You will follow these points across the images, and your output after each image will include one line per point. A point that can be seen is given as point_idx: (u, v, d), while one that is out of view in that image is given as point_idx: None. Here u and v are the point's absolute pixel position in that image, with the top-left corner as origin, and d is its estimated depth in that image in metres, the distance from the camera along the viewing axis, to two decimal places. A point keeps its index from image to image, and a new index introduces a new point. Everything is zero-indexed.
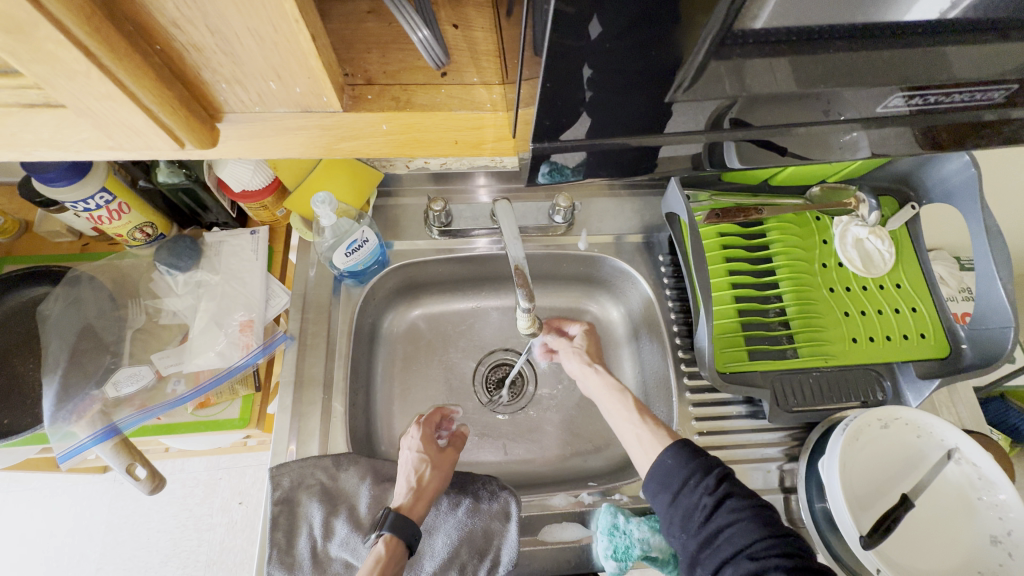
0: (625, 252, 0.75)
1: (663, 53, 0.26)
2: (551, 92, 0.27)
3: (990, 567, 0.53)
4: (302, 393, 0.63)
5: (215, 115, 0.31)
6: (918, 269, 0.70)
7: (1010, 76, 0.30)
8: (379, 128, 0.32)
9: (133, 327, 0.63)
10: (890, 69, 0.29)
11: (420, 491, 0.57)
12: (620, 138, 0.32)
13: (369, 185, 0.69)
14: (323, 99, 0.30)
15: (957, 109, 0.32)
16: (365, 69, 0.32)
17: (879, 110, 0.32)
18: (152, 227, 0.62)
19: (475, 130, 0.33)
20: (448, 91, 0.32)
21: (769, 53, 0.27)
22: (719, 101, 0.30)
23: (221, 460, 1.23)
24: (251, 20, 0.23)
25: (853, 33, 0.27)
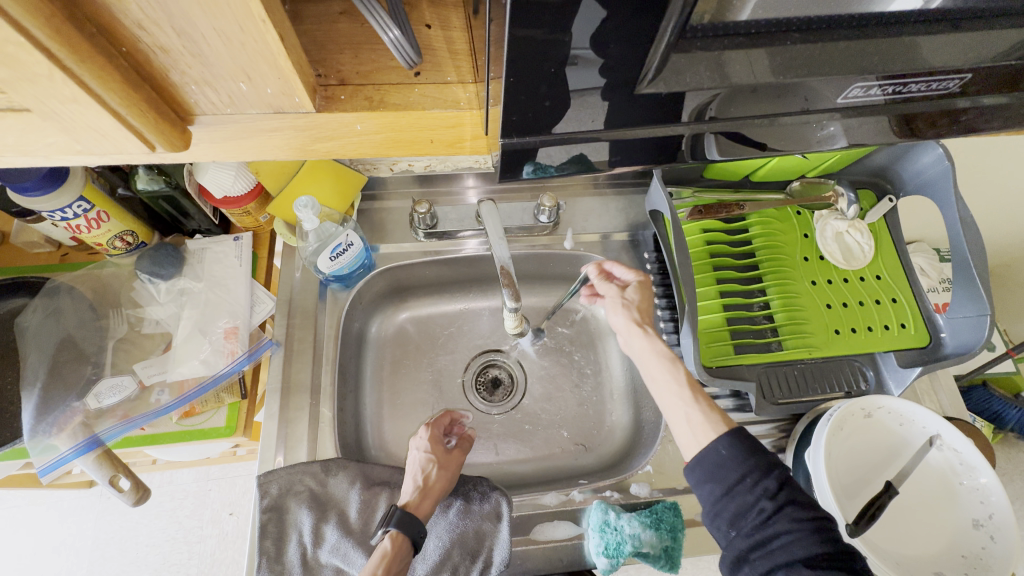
0: (610, 250, 0.75)
1: (628, 46, 0.26)
2: (517, 86, 0.28)
3: (973, 551, 0.53)
4: (289, 400, 0.63)
5: (186, 118, 0.31)
6: (896, 260, 0.71)
7: (964, 66, 0.30)
8: (354, 128, 0.32)
9: (114, 337, 0.62)
10: (858, 61, 0.29)
11: (428, 490, 0.57)
12: (593, 133, 0.32)
13: (353, 189, 0.69)
14: (296, 100, 0.30)
15: (916, 97, 0.33)
16: (338, 70, 0.32)
17: (840, 99, 0.32)
18: (132, 235, 0.61)
19: (450, 129, 0.33)
20: (421, 90, 0.32)
21: (731, 45, 0.27)
22: (687, 92, 0.30)
23: (210, 471, 1.21)
24: (217, 21, 0.23)
25: (812, 24, 0.28)
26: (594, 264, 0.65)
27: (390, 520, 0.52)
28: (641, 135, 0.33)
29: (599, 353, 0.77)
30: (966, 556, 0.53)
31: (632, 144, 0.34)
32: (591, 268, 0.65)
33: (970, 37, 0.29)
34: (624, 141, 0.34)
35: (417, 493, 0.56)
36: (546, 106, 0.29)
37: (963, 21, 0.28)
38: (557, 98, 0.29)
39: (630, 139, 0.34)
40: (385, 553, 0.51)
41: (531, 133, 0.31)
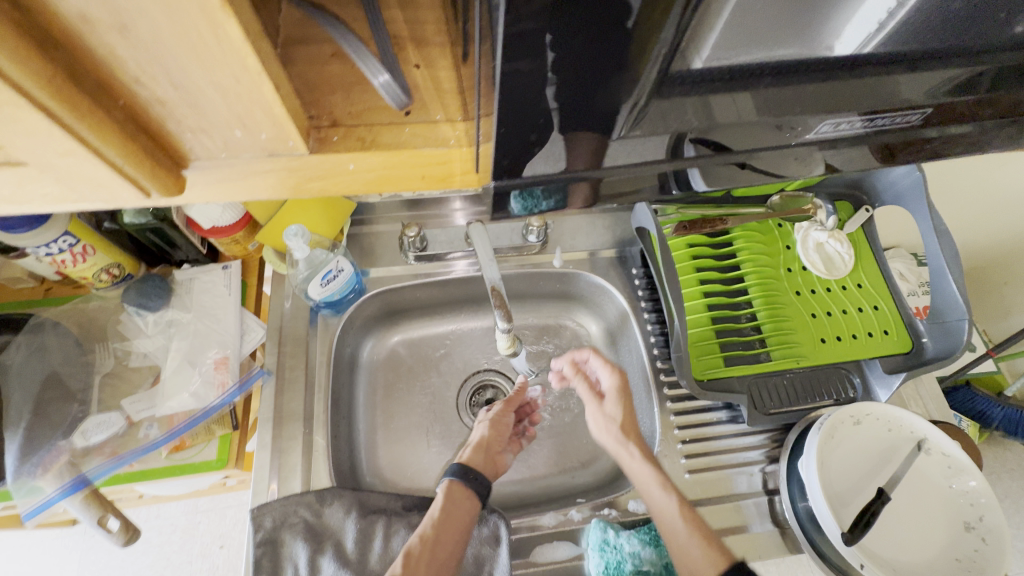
0: (599, 267, 0.77)
1: (612, 94, 0.27)
2: (506, 134, 0.29)
3: (967, 553, 0.54)
4: (281, 429, 0.62)
5: (181, 162, 0.31)
6: (877, 270, 0.73)
7: (929, 100, 0.32)
8: (347, 167, 0.32)
9: (101, 372, 0.61)
10: (827, 100, 0.31)
11: (483, 448, 0.65)
12: (580, 172, 0.33)
13: (342, 216, 0.69)
14: (289, 143, 0.30)
15: (883, 130, 0.35)
16: (331, 111, 0.32)
17: (811, 135, 0.34)
18: (119, 268, 0.61)
19: (440, 166, 0.33)
20: (412, 129, 0.32)
21: (705, 91, 0.29)
22: (668, 134, 0.31)
23: (199, 503, 1.18)
24: (213, 73, 0.24)
25: (781, 69, 0.29)
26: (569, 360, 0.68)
27: (447, 472, 0.60)
28: (624, 174, 0.34)
29: None
30: (961, 559, 0.54)
31: (619, 182, 0.35)
32: (567, 363, 0.68)
33: (925, 75, 0.31)
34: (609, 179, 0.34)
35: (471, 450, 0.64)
36: (535, 151, 0.30)
37: (920, 61, 0.30)
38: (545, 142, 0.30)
39: (614, 177, 0.34)
40: (441, 498, 0.57)
41: (516, 175, 0.32)
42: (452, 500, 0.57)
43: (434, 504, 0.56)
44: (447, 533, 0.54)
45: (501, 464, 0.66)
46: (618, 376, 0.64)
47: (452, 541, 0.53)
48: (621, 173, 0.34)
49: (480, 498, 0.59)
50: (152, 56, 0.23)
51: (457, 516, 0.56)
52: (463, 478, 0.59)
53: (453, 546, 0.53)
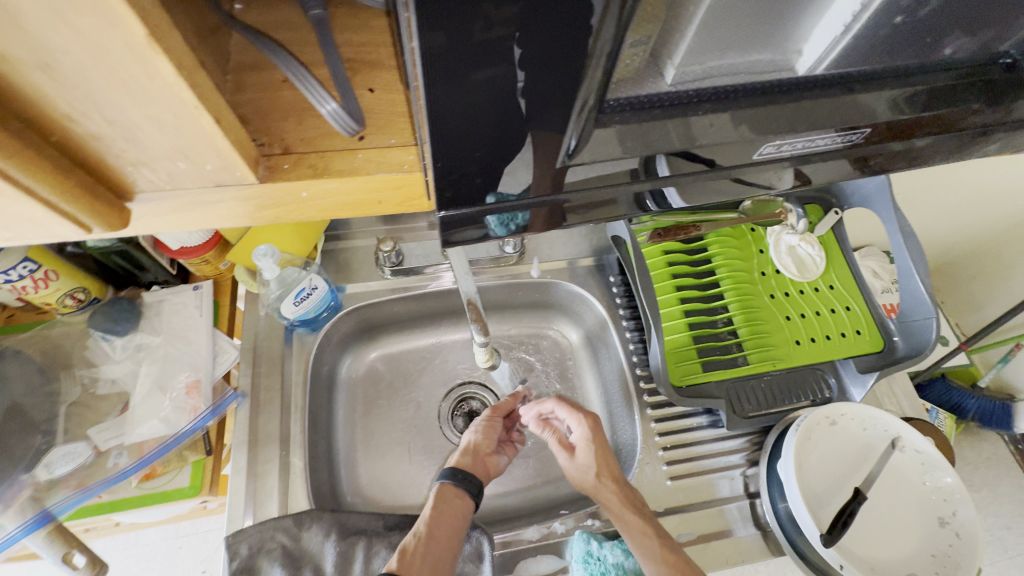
0: (577, 276, 0.77)
1: (551, 120, 0.27)
2: (446, 166, 0.29)
3: (943, 549, 0.55)
4: (256, 453, 0.61)
5: (126, 195, 0.30)
6: (847, 271, 0.74)
7: (859, 122, 0.33)
8: (298, 195, 0.31)
9: (67, 401, 0.59)
10: (765, 121, 0.32)
11: (472, 450, 0.64)
12: (544, 198, 0.33)
13: (315, 231, 0.68)
14: (237, 173, 0.29)
15: (823, 151, 0.35)
16: (282, 138, 0.31)
17: (755, 156, 0.34)
18: (84, 292, 0.60)
19: (397, 190, 0.32)
20: (365, 155, 0.32)
21: (645, 118, 0.30)
22: (618, 159, 0.31)
23: (180, 528, 1.15)
24: (148, 108, 0.23)
25: (720, 95, 0.30)
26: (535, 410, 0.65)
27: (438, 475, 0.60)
28: (583, 197, 0.33)
29: (573, 378, 0.79)
30: (936, 555, 0.55)
31: (582, 204, 0.34)
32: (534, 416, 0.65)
33: (862, 97, 0.32)
34: (574, 202, 0.34)
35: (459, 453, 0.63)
36: (478, 183, 0.30)
37: (856, 84, 0.31)
38: (488, 174, 0.30)
39: (580, 201, 0.34)
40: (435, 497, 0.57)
41: (468, 203, 0.31)
42: (445, 498, 0.57)
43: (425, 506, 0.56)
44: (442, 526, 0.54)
45: (493, 465, 0.65)
46: (584, 420, 0.62)
47: (449, 535, 0.53)
48: (590, 194, 0.33)
49: (474, 497, 0.59)
50: (82, 93, 0.22)
51: (449, 515, 0.55)
52: (453, 478, 0.59)
53: (450, 540, 0.53)
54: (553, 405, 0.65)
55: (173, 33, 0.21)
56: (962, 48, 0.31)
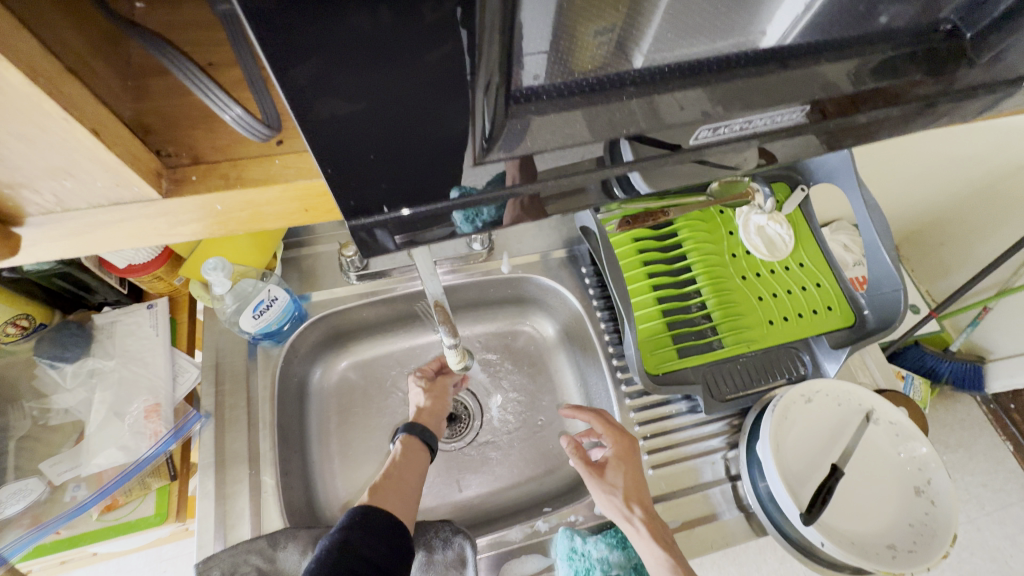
0: (550, 269, 0.75)
1: (452, 111, 0.25)
2: (342, 173, 0.27)
3: (919, 518, 0.56)
4: (224, 474, 0.59)
5: (11, 220, 0.26)
6: (815, 248, 0.75)
7: (796, 99, 0.31)
8: (213, 209, 0.28)
9: (16, 435, 0.56)
10: (690, 96, 0.30)
11: (428, 411, 0.65)
12: (513, 188, 0.31)
13: (273, 240, 0.65)
14: (135, 189, 0.26)
15: (767, 131, 0.33)
16: (191, 146, 0.28)
17: (692, 142, 0.32)
18: (28, 318, 0.56)
19: (325, 197, 0.30)
20: (284, 161, 0.29)
21: (564, 106, 0.28)
22: (537, 152, 0.29)
23: (163, 551, 1.12)
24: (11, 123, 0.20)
25: (645, 77, 0.29)
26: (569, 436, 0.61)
27: (400, 428, 0.61)
28: (556, 187, 0.32)
29: (551, 372, 0.78)
30: (914, 524, 0.56)
31: (556, 197, 0.33)
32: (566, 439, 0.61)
33: (797, 74, 0.31)
34: (548, 195, 0.32)
35: (423, 412, 0.64)
36: (384, 188, 0.28)
37: (790, 60, 0.30)
38: (393, 180, 0.28)
39: (552, 194, 0.32)
40: (400, 446, 0.59)
41: (379, 210, 0.29)
42: (410, 448, 0.59)
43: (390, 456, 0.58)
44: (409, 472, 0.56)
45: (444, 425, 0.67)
46: (618, 441, 0.59)
47: (413, 480, 0.57)
48: (554, 185, 0.32)
49: (432, 451, 0.62)
50: None
51: (414, 467, 0.58)
52: (419, 433, 0.61)
53: (417, 480, 0.57)
54: (586, 418, 0.62)
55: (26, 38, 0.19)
56: (897, 17, 0.30)
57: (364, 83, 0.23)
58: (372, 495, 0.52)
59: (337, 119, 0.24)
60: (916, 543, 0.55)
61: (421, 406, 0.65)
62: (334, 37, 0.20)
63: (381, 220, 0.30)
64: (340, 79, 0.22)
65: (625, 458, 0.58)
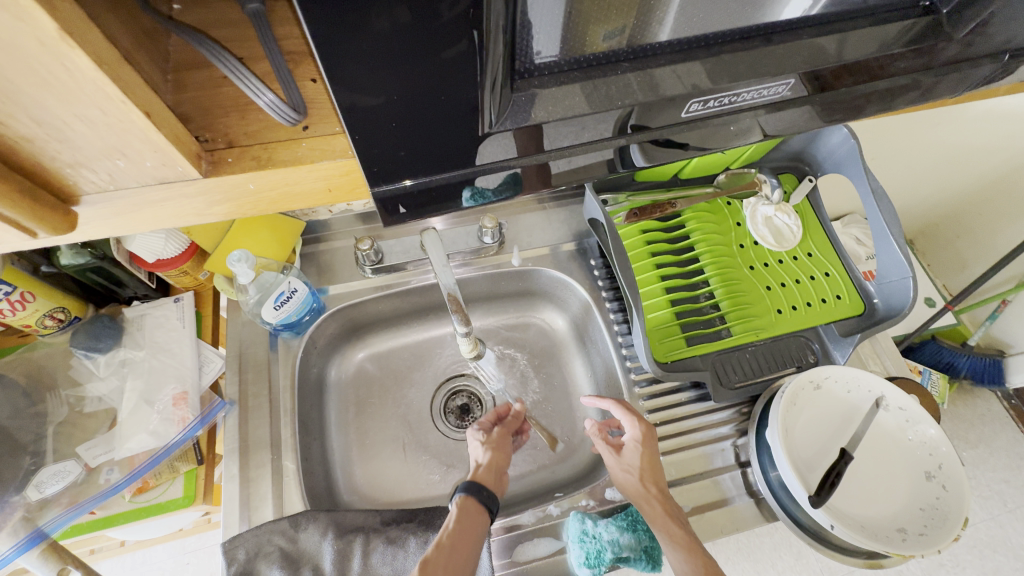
0: (560, 261, 0.77)
1: (460, 89, 0.26)
2: (365, 142, 0.28)
3: (929, 502, 0.56)
4: (248, 459, 0.61)
5: (70, 199, 0.29)
6: (824, 238, 0.75)
7: (785, 73, 0.32)
8: (246, 188, 0.31)
9: (55, 421, 0.59)
10: (682, 76, 0.31)
11: (491, 466, 0.60)
12: (526, 156, 0.33)
13: (293, 235, 0.69)
14: (179, 169, 0.28)
15: (754, 105, 0.34)
16: (225, 132, 0.30)
17: (684, 115, 0.33)
18: (64, 311, 0.59)
19: (346, 177, 0.32)
20: (309, 144, 0.31)
21: (562, 80, 0.29)
22: (543, 123, 0.30)
23: (187, 543, 1.15)
24: (75, 106, 0.23)
25: (637, 53, 0.30)
26: (592, 420, 0.63)
27: (458, 487, 0.56)
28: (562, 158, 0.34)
29: (563, 363, 0.79)
30: (925, 508, 0.56)
31: (567, 165, 0.35)
32: (589, 423, 0.63)
33: (782, 49, 0.32)
34: (556, 166, 0.35)
35: (482, 467, 0.59)
36: (402, 155, 0.30)
37: (775, 35, 0.31)
38: (411, 147, 0.29)
39: (562, 163, 0.35)
40: (457, 509, 0.54)
41: (392, 178, 0.31)
42: (468, 513, 0.53)
43: (448, 516, 0.53)
44: (465, 541, 0.50)
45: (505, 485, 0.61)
46: (637, 424, 0.60)
47: (469, 553, 0.50)
48: (566, 159, 0.34)
49: (492, 514, 0.55)
50: (2, 94, 0.21)
51: (471, 531, 0.52)
52: (478, 493, 0.55)
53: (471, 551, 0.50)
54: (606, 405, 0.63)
55: (87, 25, 0.21)
56: None
57: (386, 77, 0.25)
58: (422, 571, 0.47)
59: (357, 109, 0.26)
60: (926, 527, 0.55)
61: (480, 461, 0.61)
62: (356, 38, 0.22)
63: (394, 189, 0.32)
64: (364, 75, 0.24)
65: (642, 440, 0.59)
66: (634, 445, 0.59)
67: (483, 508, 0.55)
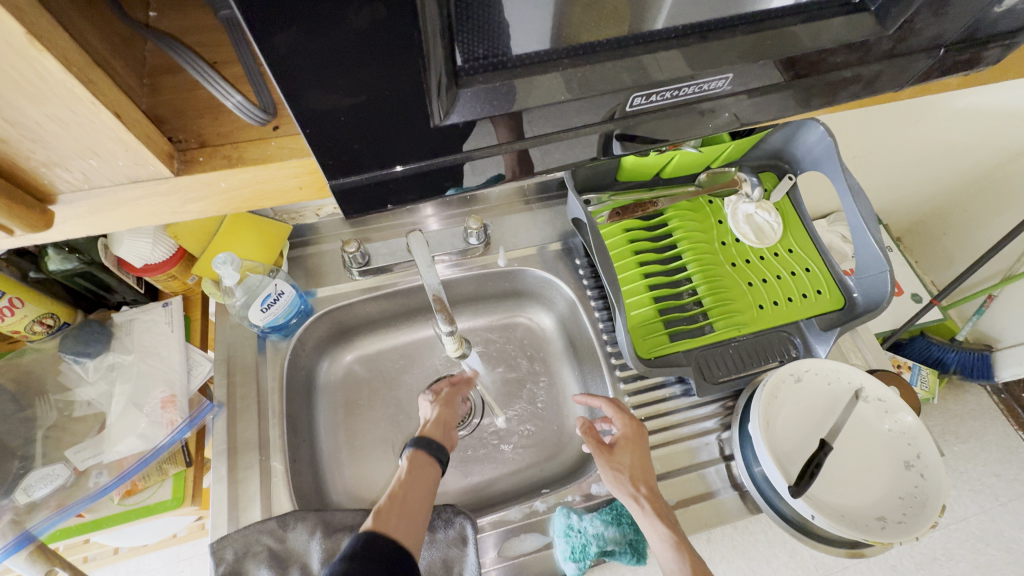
0: (546, 261, 0.78)
1: (404, 82, 0.27)
2: (317, 134, 0.29)
3: (908, 490, 0.57)
4: (236, 460, 0.62)
5: (46, 199, 0.30)
6: (803, 233, 0.77)
7: (719, 65, 0.32)
8: (218, 186, 0.32)
9: (43, 425, 0.59)
10: (613, 74, 0.30)
11: (438, 421, 0.63)
12: (502, 145, 0.33)
13: (279, 240, 0.70)
14: (150, 168, 0.29)
15: (696, 99, 0.34)
16: (198, 133, 0.31)
17: (628, 108, 0.33)
18: (53, 317, 0.60)
19: (316, 174, 0.33)
20: (279, 143, 0.32)
21: (545, 62, 0.29)
22: (523, 109, 0.30)
23: (181, 551, 1.15)
24: (47, 107, 0.24)
25: (576, 51, 0.29)
26: (582, 418, 0.62)
27: (407, 442, 0.58)
28: (541, 142, 0.34)
29: (550, 361, 0.80)
30: (904, 496, 0.57)
31: (546, 157, 0.36)
32: (579, 421, 0.62)
33: (715, 45, 0.31)
34: (537, 150, 0.34)
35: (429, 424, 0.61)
36: (357, 148, 0.30)
37: (708, 33, 0.31)
38: (363, 140, 0.30)
39: (543, 147, 0.35)
40: (406, 463, 0.56)
41: (358, 169, 0.31)
42: (417, 464, 0.56)
43: (396, 472, 0.55)
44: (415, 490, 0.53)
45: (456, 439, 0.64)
46: (626, 422, 0.61)
47: (420, 500, 0.53)
48: (549, 144, 0.34)
49: (442, 465, 0.58)
50: None
51: (422, 482, 0.55)
52: (427, 446, 0.58)
53: (422, 503, 0.53)
54: (598, 403, 0.63)
55: (53, 29, 0.21)
56: None
57: (344, 74, 0.26)
58: (375, 521, 0.50)
59: (324, 111, 0.27)
60: (905, 515, 0.56)
61: (429, 418, 0.63)
62: (313, 38, 0.23)
63: (365, 177, 0.32)
64: (321, 72, 0.25)
65: (633, 438, 0.59)
66: (624, 444, 0.60)
67: (433, 459, 0.57)
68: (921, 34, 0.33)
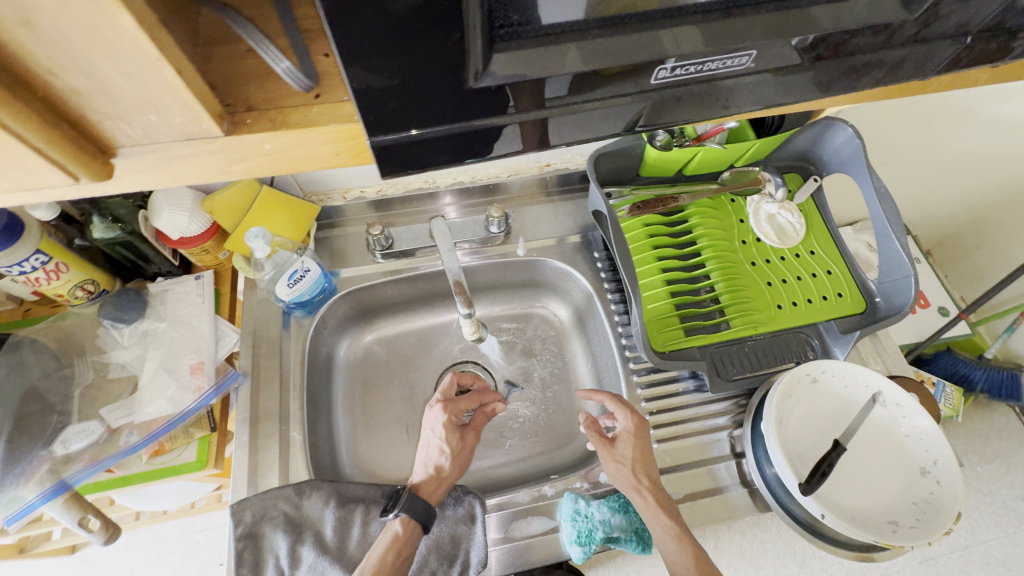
0: (565, 252, 0.79)
1: (439, 45, 0.28)
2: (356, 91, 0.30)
3: (922, 497, 0.56)
4: (258, 428, 0.64)
5: (108, 151, 0.32)
6: (826, 236, 0.76)
7: (744, 43, 0.32)
8: (262, 148, 0.34)
9: (81, 384, 0.62)
10: (640, 49, 0.31)
11: (440, 477, 0.60)
12: (528, 113, 0.34)
13: (307, 218, 0.73)
14: (202, 126, 0.31)
15: (721, 75, 0.34)
16: (245, 98, 0.33)
17: (652, 82, 0.34)
18: (94, 283, 0.63)
19: (353, 141, 0.34)
20: (320, 109, 0.33)
21: (576, 32, 0.30)
22: (549, 77, 0.32)
23: (198, 522, 1.19)
24: (118, 61, 0.26)
25: (605, 24, 0.30)
26: (585, 413, 0.62)
27: (401, 506, 0.55)
28: (564, 110, 0.34)
29: (564, 352, 0.81)
30: (917, 502, 0.56)
31: (569, 133, 0.37)
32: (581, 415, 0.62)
33: (738, 24, 0.32)
34: (558, 120, 0.35)
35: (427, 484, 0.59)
36: (393, 106, 0.31)
37: (733, 9, 0.32)
38: (401, 98, 0.30)
39: (567, 119, 0.35)
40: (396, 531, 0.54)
41: (392, 129, 0.32)
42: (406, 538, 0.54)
43: (388, 537, 0.54)
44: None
45: None
46: (629, 417, 0.60)
47: None
48: (575, 116, 0.35)
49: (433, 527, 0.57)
50: (58, 46, 0.24)
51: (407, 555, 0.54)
52: (421, 515, 0.55)
53: None
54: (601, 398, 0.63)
55: None
56: None
57: (385, 41, 0.27)
58: None
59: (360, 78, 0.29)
60: (918, 520, 0.55)
61: (429, 466, 0.61)
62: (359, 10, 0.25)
63: (397, 138, 0.33)
64: (362, 39, 0.26)
65: (634, 432, 0.59)
66: (626, 438, 0.59)
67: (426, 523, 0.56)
68: (947, 21, 0.33)
